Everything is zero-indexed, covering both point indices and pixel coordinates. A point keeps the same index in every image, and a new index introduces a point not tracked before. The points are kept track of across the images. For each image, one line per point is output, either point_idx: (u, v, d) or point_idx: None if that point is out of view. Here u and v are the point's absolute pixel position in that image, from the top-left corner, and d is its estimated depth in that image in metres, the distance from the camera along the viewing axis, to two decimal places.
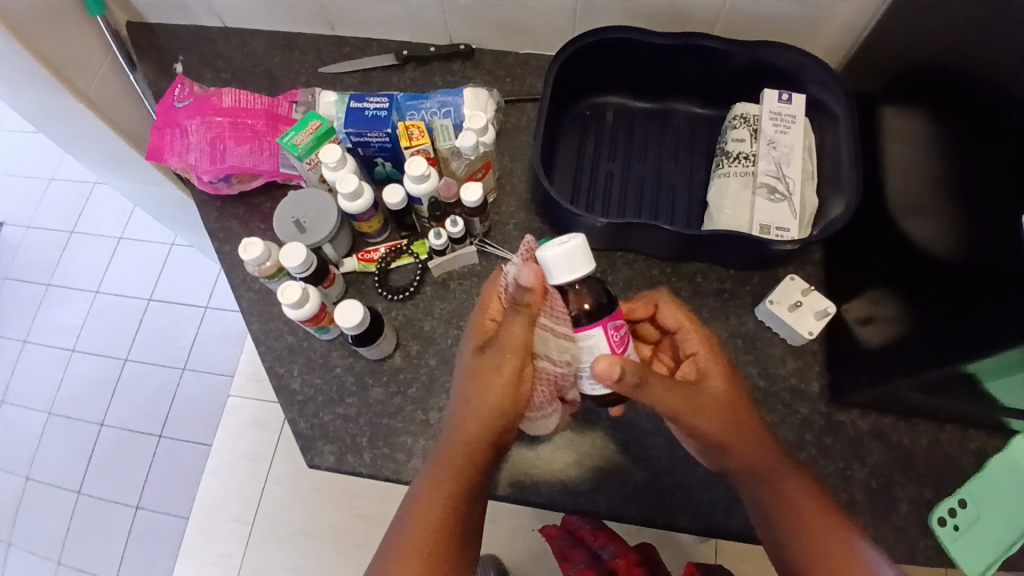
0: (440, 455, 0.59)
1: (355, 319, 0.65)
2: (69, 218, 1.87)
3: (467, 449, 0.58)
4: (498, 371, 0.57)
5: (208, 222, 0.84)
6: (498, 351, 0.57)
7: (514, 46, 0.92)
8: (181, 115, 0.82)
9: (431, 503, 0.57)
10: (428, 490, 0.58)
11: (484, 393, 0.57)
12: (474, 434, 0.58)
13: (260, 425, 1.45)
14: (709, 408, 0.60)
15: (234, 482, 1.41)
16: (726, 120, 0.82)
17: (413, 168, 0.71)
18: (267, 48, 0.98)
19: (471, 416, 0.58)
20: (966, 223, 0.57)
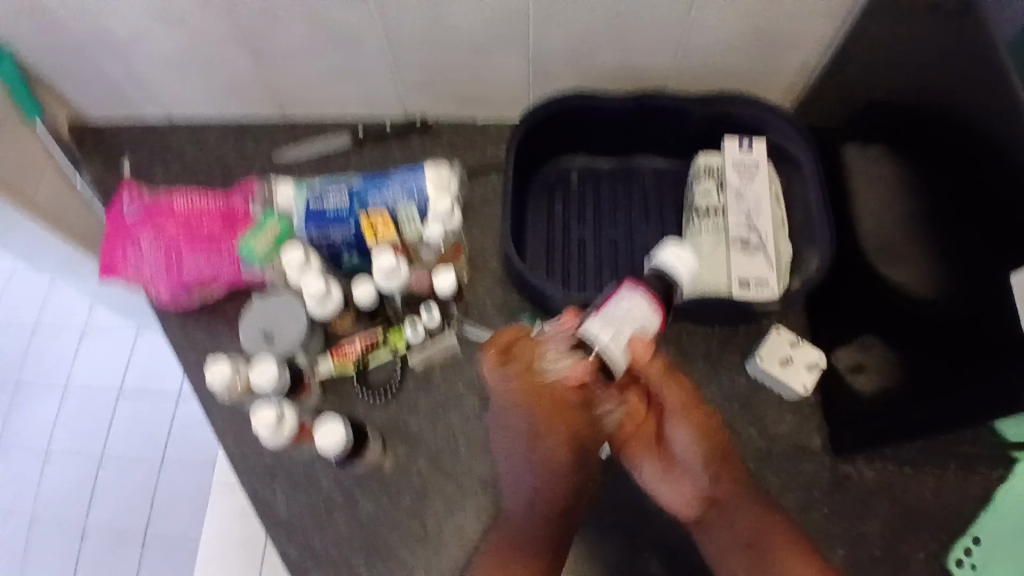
0: (523, 507, 0.60)
1: (334, 440, 0.63)
2: (27, 311, 1.76)
3: (550, 497, 0.58)
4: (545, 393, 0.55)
5: (171, 334, 0.80)
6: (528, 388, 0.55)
7: (471, 114, 0.90)
8: (133, 226, 0.78)
9: (528, 551, 0.60)
10: (522, 545, 0.60)
11: (543, 452, 0.56)
12: (561, 469, 0.57)
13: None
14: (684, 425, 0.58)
15: None
16: (691, 173, 0.80)
17: (381, 261, 0.69)
18: (218, 139, 0.94)
19: (542, 467, 0.57)
20: (949, 277, 0.56)
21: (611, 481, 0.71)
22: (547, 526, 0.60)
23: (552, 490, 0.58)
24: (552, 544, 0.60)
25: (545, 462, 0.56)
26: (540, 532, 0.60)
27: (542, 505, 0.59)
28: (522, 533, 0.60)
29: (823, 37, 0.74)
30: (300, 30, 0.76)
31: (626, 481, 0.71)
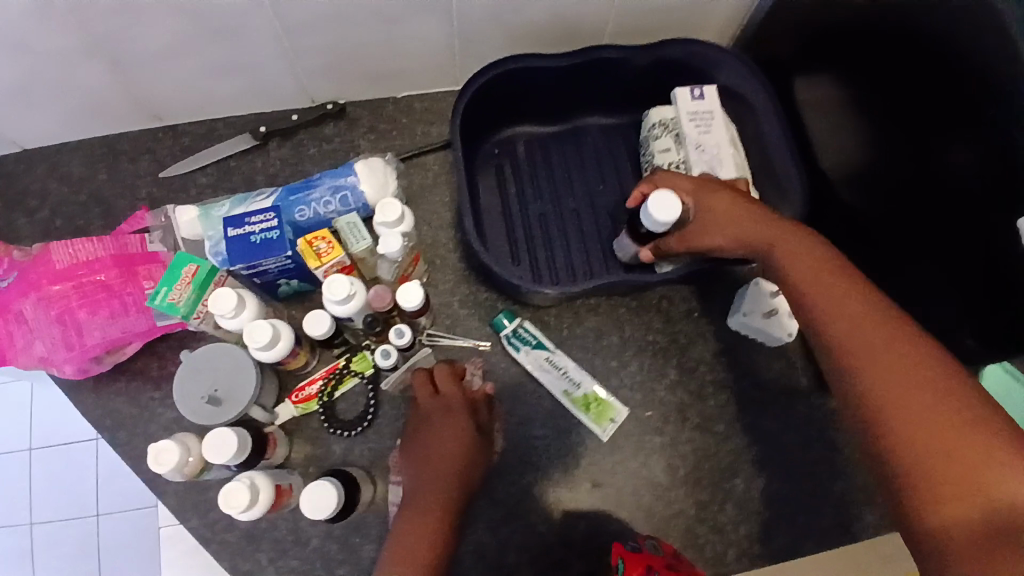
0: (418, 473, 0.61)
1: (327, 505, 0.55)
2: None
3: (441, 462, 0.61)
4: (462, 417, 0.64)
5: (86, 413, 0.66)
6: (454, 411, 0.64)
7: (390, 92, 0.79)
8: (8, 297, 0.64)
9: (426, 513, 0.58)
10: (419, 504, 0.59)
11: (441, 424, 0.64)
12: (454, 437, 0.63)
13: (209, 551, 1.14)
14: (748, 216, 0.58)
15: None
16: (644, 127, 0.77)
17: (335, 291, 0.59)
18: (82, 164, 0.77)
19: (440, 432, 0.63)
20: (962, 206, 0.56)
21: (620, 465, 0.69)
22: (450, 494, 0.60)
23: (443, 453, 0.62)
24: (447, 509, 0.59)
25: (448, 425, 0.63)
26: (436, 500, 0.59)
27: (433, 472, 0.61)
28: (417, 496, 0.60)
29: None
30: (166, 23, 0.61)
31: (635, 461, 0.69)
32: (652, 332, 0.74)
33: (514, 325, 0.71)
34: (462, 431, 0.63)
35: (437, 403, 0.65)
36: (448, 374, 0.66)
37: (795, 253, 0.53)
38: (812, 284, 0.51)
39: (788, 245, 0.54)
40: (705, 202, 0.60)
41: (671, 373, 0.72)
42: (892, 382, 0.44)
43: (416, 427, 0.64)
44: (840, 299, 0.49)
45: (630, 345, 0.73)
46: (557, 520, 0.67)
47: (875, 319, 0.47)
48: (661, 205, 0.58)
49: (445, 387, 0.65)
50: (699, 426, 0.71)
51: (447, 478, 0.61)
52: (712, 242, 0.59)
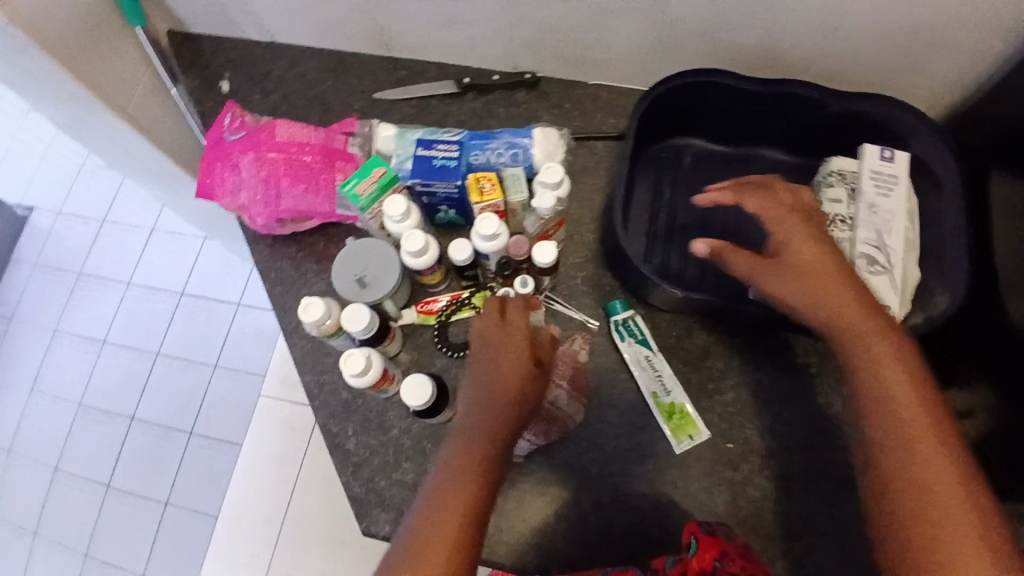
0: (466, 417, 0.59)
1: (420, 398, 0.64)
2: (100, 209, 1.80)
3: (490, 409, 0.58)
4: (523, 354, 0.61)
5: (259, 262, 0.79)
6: (516, 347, 0.61)
7: (584, 78, 0.85)
8: (235, 150, 0.78)
9: (466, 458, 0.56)
10: (465, 444, 0.57)
11: (499, 360, 0.60)
12: (507, 383, 0.59)
13: (292, 428, 1.29)
14: (823, 270, 0.56)
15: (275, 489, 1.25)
16: (819, 174, 0.77)
17: (485, 227, 0.67)
18: (317, 68, 0.91)
19: (497, 374, 0.60)
20: None
21: (684, 481, 0.70)
22: (495, 435, 0.57)
23: (494, 398, 0.59)
24: (486, 457, 0.57)
25: (504, 371, 0.60)
26: (481, 444, 0.57)
27: (480, 416, 0.59)
28: (462, 439, 0.58)
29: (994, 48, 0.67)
30: None
31: (699, 482, 0.70)
32: (759, 371, 0.73)
33: (626, 316, 0.74)
34: (524, 369, 0.60)
35: (501, 332, 0.62)
36: (519, 309, 0.63)
37: (873, 348, 0.53)
38: (890, 380, 0.52)
39: (876, 343, 0.53)
40: (783, 237, 0.59)
41: (763, 416, 0.72)
42: (910, 458, 0.49)
43: (474, 366, 0.62)
44: (909, 398, 0.51)
45: (733, 373, 0.73)
46: (605, 505, 0.70)
47: (936, 443, 0.49)
48: None
49: (515, 319, 0.62)
50: (775, 477, 0.70)
51: (497, 416, 0.58)
52: (778, 288, 0.57)
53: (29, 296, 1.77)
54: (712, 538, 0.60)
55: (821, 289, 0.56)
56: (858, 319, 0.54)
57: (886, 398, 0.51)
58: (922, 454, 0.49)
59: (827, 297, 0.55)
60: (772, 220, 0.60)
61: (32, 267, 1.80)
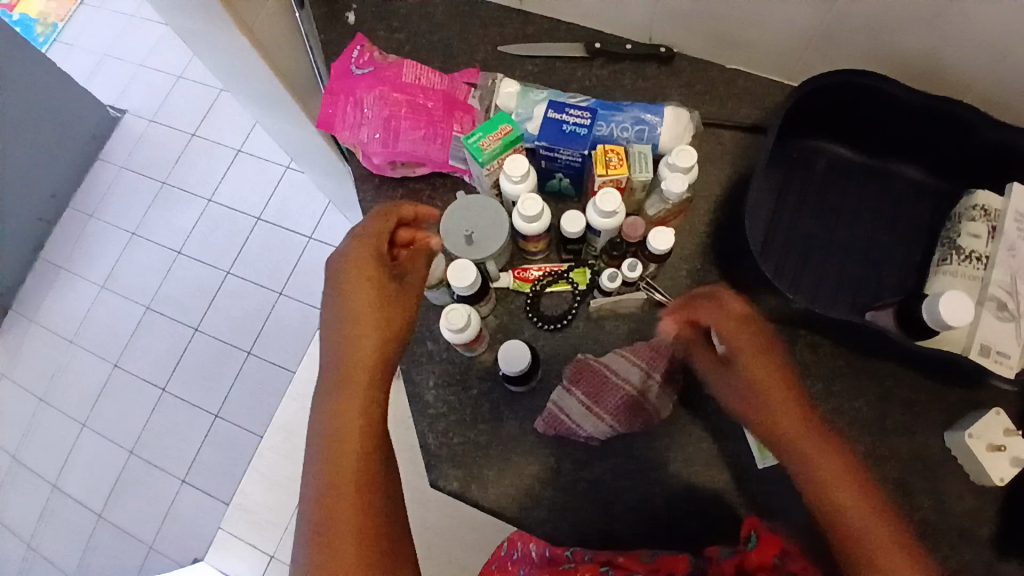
0: (346, 349, 0.59)
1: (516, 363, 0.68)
2: (192, 121, 1.86)
3: (371, 341, 0.59)
4: (368, 282, 0.60)
5: (363, 200, 0.79)
6: (365, 281, 0.60)
7: (723, 59, 0.80)
8: (359, 84, 0.77)
9: (352, 398, 0.57)
10: (341, 405, 0.57)
11: (360, 296, 0.60)
12: (373, 311, 0.60)
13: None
14: (768, 382, 0.59)
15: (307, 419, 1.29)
16: (959, 205, 0.71)
17: (605, 203, 0.65)
18: (445, 11, 0.89)
19: (368, 301, 0.60)
20: None
21: (760, 496, 0.68)
22: (373, 393, 0.58)
23: (367, 330, 0.59)
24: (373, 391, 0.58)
25: (357, 293, 0.60)
26: (366, 381, 0.58)
27: (359, 351, 0.59)
28: (338, 369, 0.59)
29: None
30: None
31: (775, 500, 0.68)
32: (858, 399, 0.70)
33: None
34: (377, 295, 0.60)
35: (371, 268, 0.61)
36: (377, 231, 0.62)
37: (820, 460, 0.55)
38: (823, 479, 0.55)
39: (814, 451, 0.56)
40: (738, 353, 0.61)
41: (855, 444, 0.69)
42: (859, 560, 0.52)
43: (331, 288, 0.61)
44: (848, 492, 0.54)
45: (831, 397, 0.70)
46: (675, 504, 0.68)
47: (880, 535, 0.52)
48: (954, 304, 0.60)
49: (367, 253, 0.61)
50: None
51: (363, 367, 0.59)
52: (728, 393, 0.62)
53: (112, 195, 1.84)
54: (775, 536, 0.58)
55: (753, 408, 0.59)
56: (805, 432, 0.57)
57: (826, 488, 0.54)
58: (872, 559, 0.51)
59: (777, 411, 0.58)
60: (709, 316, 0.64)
61: (118, 168, 1.86)
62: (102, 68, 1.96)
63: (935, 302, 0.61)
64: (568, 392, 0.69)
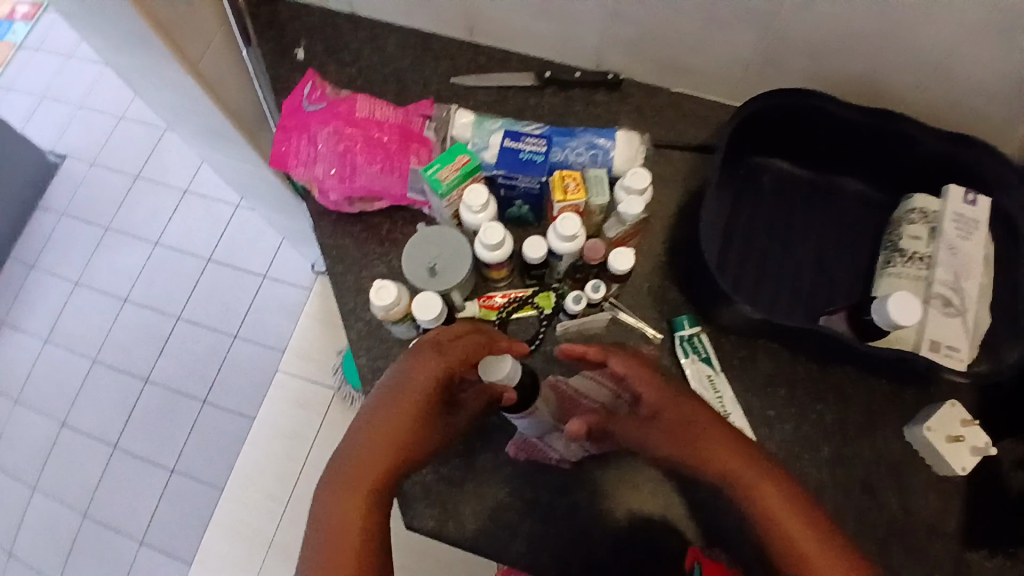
0: (340, 472, 0.57)
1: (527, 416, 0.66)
2: (137, 162, 1.80)
3: (367, 489, 0.56)
4: (399, 407, 0.58)
5: (321, 237, 0.78)
6: (390, 404, 0.58)
7: (669, 84, 0.83)
8: (313, 121, 0.77)
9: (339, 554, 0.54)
10: (333, 531, 0.55)
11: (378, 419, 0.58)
12: (374, 454, 0.57)
13: (305, 406, 1.29)
14: (699, 425, 0.57)
15: (274, 460, 1.26)
16: (899, 209, 0.75)
17: (564, 227, 0.66)
18: (396, 46, 0.90)
19: (377, 446, 0.57)
20: None
21: None
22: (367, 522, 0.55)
23: (361, 461, 0.57)
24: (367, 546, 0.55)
25: (376, 441, 0.57)
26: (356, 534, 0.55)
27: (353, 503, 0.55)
28: (330, 499, 0.56)
29: None
30: None
31: None
32: (820, 403, 0.72)
33: (691, 332, 0.73)
34: (401, 424, 0.58)
35: (396, 394, 0.59)
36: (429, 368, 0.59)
37: (761, 490, 0.54)
38: (768, 510, 0.53)
39: (756, 484, 0.54)
40: (655, 406, 0.58)
41: (820, 448, 0.71)
42: None
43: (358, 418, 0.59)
44: (792, 522, 0.53)
45: (794, 403, 0.72)
46: (653, 524, 0.68)
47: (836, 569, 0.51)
48: (900, 306, 0.62)
49: (423, 381, 0.59)
50: (826, 511, 0.69)
51: (360, 491, 0.56)
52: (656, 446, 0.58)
53: (53, 243, 1.76)
54: (715, 564, 0.61)
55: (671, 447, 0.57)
56: (736, 465, 0.55)
57: (774, 521, 0.53)
58: None
59: (697, 447, 0.56)
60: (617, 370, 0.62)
61: (58, 214, 1.78)
62: (38, 112, 1.88)
63: (883, 304, 0.63)
64: (532, 415, 0.64)
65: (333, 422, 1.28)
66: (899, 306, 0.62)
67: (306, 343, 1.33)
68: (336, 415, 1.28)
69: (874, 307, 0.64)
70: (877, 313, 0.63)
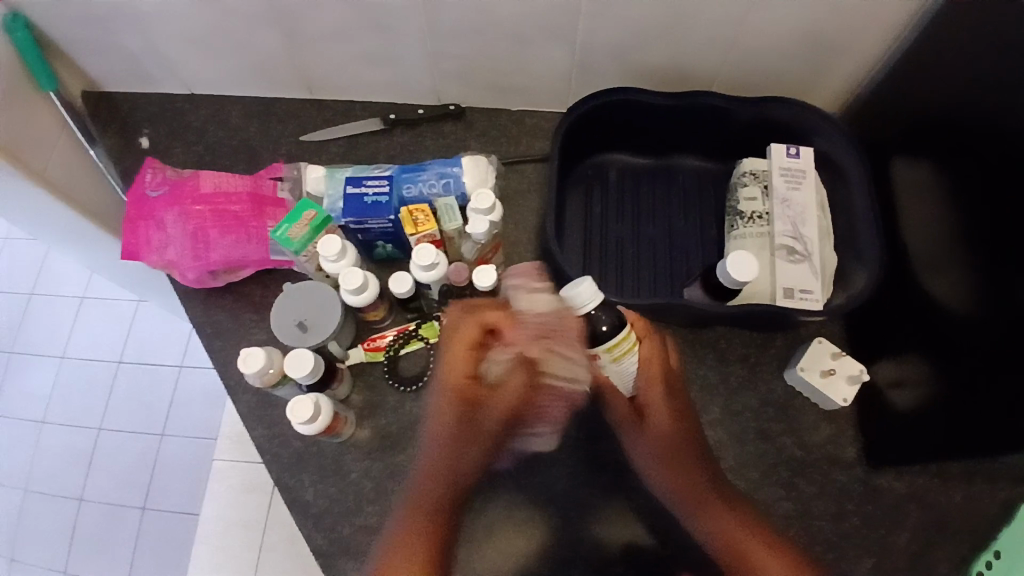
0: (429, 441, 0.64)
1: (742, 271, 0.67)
2: (25, 280, 1.71)
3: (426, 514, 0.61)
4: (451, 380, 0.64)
5: (195, 318, 0.77)
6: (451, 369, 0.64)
7: (507, 104, 0.88)
8: (158, 206, 0.76)
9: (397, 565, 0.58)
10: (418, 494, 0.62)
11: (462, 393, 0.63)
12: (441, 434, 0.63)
13: (252, 489, 1.24)
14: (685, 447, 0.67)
15: (228, 553, 1.20)
16: (735, 174, 0.81)
17: (422, 257, 0.67)
18: (241, 116, 0.91)
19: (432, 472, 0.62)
20: (995, 284, 0.57)
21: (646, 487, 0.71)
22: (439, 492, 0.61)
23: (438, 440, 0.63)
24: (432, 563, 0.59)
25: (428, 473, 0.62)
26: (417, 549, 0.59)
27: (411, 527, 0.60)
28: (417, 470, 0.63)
29: (869, 47, 0.73)
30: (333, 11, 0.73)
31: None
32: (704, 367, 0.76)
33: None
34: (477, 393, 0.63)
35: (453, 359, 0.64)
36: (466, 337, 0.64)
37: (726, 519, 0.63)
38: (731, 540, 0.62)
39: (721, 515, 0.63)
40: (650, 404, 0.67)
41: (712, 410, 0.75)
42: None
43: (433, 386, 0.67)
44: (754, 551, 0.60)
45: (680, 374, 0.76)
46: (573, 521, 0.70)
47: None
48: (738, 264, 0.66)
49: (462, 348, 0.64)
50: (731, 467, 0.72)
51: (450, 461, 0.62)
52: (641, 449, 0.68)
53: None
54: None
55: (661, 429, 0.67)
56: (709, 500, 0.65)
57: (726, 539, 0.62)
58: None
59: (677, 459, 0.67)
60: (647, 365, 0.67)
61: None
62: None
63: (724, 266, 0.67)
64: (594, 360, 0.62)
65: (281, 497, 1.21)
66: (739, 266, 0.66)
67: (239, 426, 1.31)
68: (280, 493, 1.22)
69: (720, 270, 0.68)
70: (722, 274, 0.68)
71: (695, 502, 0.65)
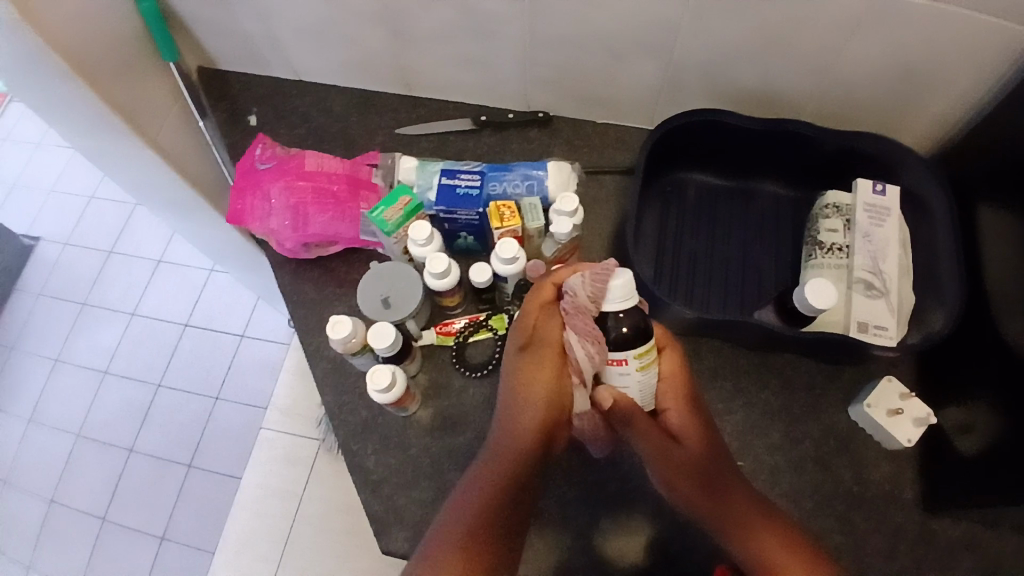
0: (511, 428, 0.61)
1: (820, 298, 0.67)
2: (108, 239, 1.84)
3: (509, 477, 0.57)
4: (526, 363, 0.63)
5: (283, 285, 0.83)
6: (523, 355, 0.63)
7: (593, 116, 0.91)
8: (266, 178, 0.83)
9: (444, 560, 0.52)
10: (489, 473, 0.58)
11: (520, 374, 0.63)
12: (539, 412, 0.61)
13: (296, 460, 1.29)
14: (711, 466, 0.59)
15: (265, 518, 1.25)
16: (816, 206, 0.81)
17: (504, 251, 0.71)
18: (342, 105, 0.97)
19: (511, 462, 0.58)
20: None
21: None
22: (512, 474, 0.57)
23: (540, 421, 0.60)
24: (486, 531, 0.54)
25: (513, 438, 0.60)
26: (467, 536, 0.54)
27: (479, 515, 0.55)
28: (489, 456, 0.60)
29: (968, 91, 0.73)
30: (445, 12, 0.78)
31: None
32: (763, 390, 0.77)
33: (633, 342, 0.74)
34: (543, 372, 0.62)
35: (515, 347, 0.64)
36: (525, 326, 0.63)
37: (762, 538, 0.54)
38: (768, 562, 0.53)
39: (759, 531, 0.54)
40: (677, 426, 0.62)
41: (767, 433, 0.75)
42: None
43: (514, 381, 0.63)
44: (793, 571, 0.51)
45: (739, 393, 0.77)
46: (620, 522, 0.71)
47: None
48: (817, 291, 0.67)
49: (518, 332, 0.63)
50: (782, 491, 0.73)
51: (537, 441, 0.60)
52: (664, 471, 0.59)
53: (31, 327, 1.78)
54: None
55: (691, 444, 0.61)
56: (740, 519, 0.55)
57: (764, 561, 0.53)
58: None
59: (703, 474, 0.58)
60: (667, 380, 0.63)
61: (35, 298, 1.81)
62: (11, 202, 1.94)
63: (803, 292, 0.68)
64: (620, 364, 0.57)
65: (323, 470, 1.26)
66: (817, 293, 0.67)
67: (289, 399, 1.36)
68: (322, 467, 1.27)
69: (798, 295, 0.69)
70: (799, 299, 0.69)
71: (724, 522, 0.56)
